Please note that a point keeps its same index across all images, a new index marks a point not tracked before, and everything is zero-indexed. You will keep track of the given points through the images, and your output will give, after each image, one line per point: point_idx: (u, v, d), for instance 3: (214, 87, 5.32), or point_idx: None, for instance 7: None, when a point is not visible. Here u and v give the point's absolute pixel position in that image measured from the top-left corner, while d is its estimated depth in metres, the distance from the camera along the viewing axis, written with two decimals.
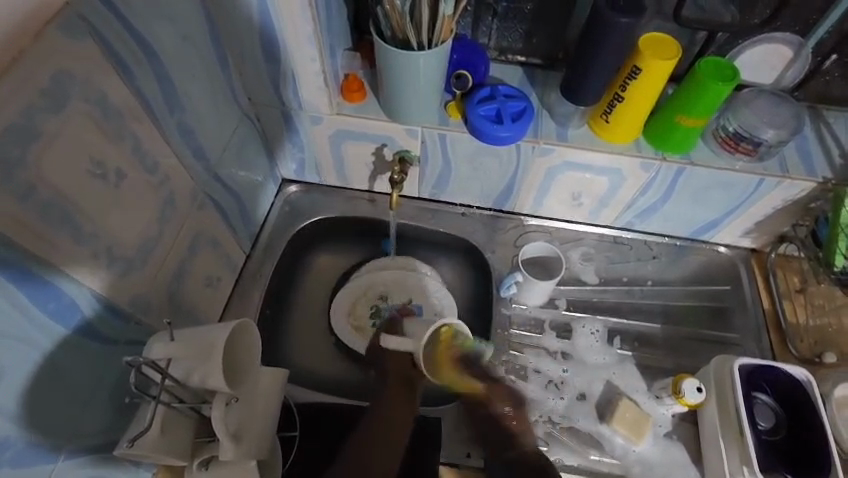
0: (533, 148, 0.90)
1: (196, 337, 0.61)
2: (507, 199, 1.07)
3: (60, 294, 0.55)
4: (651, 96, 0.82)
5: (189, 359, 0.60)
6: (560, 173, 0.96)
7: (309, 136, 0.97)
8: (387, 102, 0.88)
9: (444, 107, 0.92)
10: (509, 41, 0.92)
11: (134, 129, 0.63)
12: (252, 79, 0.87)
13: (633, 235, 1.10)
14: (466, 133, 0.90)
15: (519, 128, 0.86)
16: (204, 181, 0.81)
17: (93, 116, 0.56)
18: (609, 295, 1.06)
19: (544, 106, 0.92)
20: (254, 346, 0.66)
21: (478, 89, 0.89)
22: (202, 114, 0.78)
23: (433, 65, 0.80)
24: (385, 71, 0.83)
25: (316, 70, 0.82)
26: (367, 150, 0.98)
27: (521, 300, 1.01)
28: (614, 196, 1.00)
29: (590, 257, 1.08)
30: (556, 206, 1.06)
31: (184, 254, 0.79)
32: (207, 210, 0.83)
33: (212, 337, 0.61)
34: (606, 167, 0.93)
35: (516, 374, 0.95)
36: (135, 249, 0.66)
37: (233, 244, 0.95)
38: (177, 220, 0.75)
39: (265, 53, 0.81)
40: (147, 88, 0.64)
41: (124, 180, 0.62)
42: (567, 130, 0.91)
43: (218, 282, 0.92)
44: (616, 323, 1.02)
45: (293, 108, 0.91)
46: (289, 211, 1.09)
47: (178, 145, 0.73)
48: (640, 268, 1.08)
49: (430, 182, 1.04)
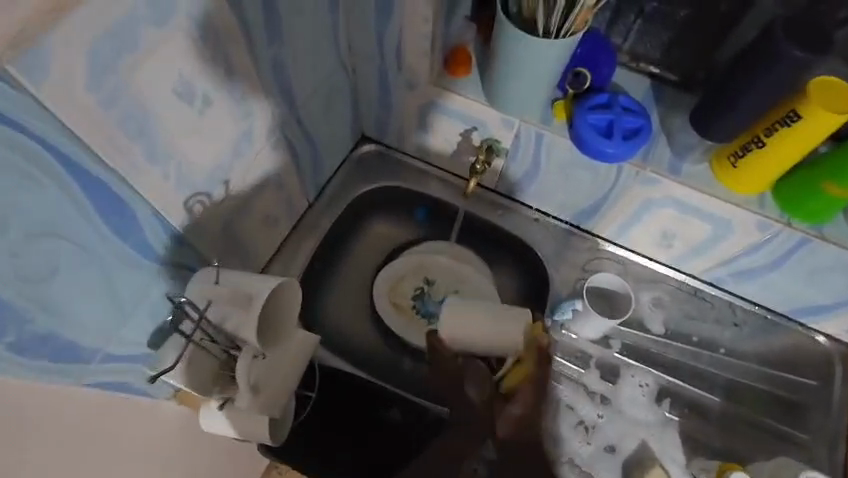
0: (636, 174, 0.80)
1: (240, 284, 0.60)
2: (588, 217, 0.98)
3: (124, 207, 0.54)
4: (799, 151, 0.68)
5: (223, 311, 0.59)
6: (657, 207, 0.86)
7: (400, 101, 0.92)
8: (490, 84, 0.81)
9: (550, 105, 0.83)
10: (645, 45, 0.81)
11: (230, 57, 0.60)
12: (358, 28, 0.82)
13: (718, 292, 0.97)
14: (567, 138, 0.82)
15: (628, 148, 0.76)
16: (285, 125, 0.79)
17: (192, 33, 0.53)
18: (670, 350, 0.95)
19: (663, 129, 0.81)
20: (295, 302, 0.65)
21: (593, 93, 0.79)
22: (300, 54, 0.74)
23: (555, 58, 0.71)
24: (497, 52, 0.75)
25: (426, 34, 0.76)
26: (455, 130, 0.93)
27: (572, 328, 0.93)
28: (711, 248, 0.89)
29: (661, 303, 0.98)
30: (641, 238, 0.96)
31: (251, 190, 0.78)
32: (281, 154, 0.82)
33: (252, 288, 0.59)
34: (713, 216, 0.81)
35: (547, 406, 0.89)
36: (205, 177, 0.65)
37: (298, 191, 0.94)
38: (251, 157, 0.74)
39: (379, 4, 0.75)
40: (253, 15, 0.61)
41: (209, 106, 0.60)
42: (681, 164, 0.79)
43: (275, 225, 0.92)
44: (671, 382, 0.93)
45: (391, 68, 0.86)
46: (359, 171, 1.07)
47: (269, 82, 0.70)
48: (714, 331, 0.97)
49: (510, 179, 0.98)
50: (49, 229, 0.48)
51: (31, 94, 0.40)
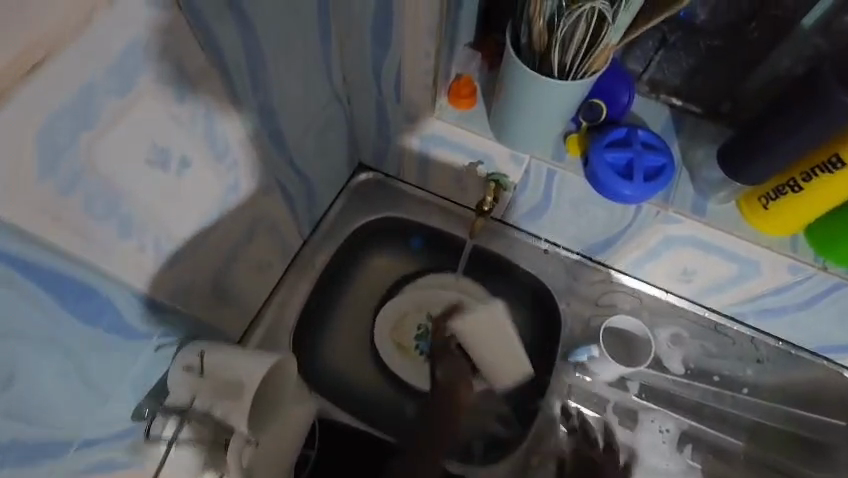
0: (657, 213, 0.74)
1: (229, 367, 0.56)
2: (601, 250, 0.92)
3: (95, 293, 0.48)
4: (840, 196, 0.63)
5: (213, 400, 0.55)
6: (679, 245, 0.80)
7: (400, 133, 0.86)
8: (497, 119, 0.74)
9: (563, 139, 0.76)
10: (665, 74, 0.74)
11: (211, 114, 0.54)
12: (352, 60, 0.75)
13: (741, 327, 0.92)
14: (581, 175, 0.75)
15: (648, 189, 0.70)
16: (276, 169, 0.73)
17: (164, 96, 0.46)
18: (691, 391, 0.90)
19: (686, 165, 0.74)
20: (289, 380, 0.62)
21: (609, 129, 0.73)
22: (290, 95, 0.67)
23: (568, 98, 0.64)
24: (506, 89, 0.68)
25: (428, 69, 0.70)
26: (458, 163, 0.86)
27: (587, 369, 0.88)
28: (734, 285, 0.83)
29: (679, 341, 0.93)
30: (659, 272, 0.90)
31: (240, 241, 0.72)
32: (273, 198, 0.75)
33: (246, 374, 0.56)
34: (740, 257, 0.76)
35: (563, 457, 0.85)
36: (188, 240, 0.59)
37: (293, 230, 0.88)
38: (240, 209, 0.67)
39: (375, 37, 0.69)
40: (235, 64, 0.54)
41: (189, 168, 0.54)
42: (706, 202, 0.73)
43: (269, 270, 0.86)
44: (692, 426, 0.88)
45: (390, 100, 0.80)
46: (357, 202, 1.00)
47: (256, 129, 0.63)
48: (737, 368, 0.91)
49: (519, 211, 0.91)
50: (14, 337, 0.42)
51: None
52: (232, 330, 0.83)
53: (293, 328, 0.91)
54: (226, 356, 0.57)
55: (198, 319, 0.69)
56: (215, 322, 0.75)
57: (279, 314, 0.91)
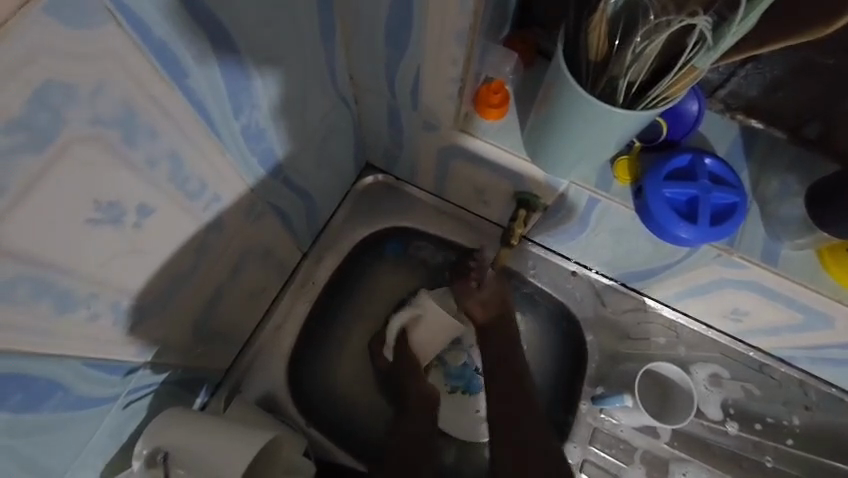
0: (717, 256, 0.62)
1: (195, 457, 0.47)
2: (640, 280, 0.80)
3: (30, 380, 0.39)
4: None
5: None
6: (735, 288, 0.68)
7: (414, 139, 0.73)
8: (532, 137, 0.61)
9: (610, 161, 0.63)
10: (742, 84, 0.61)
11: (177, 149, 0.42)
12: (360, 58, 0.62)
13: (788, 369, 0.82)
14: (629, 208, 0.63)
15: (712, 235, 0.58)
16: (267, 190, 0.61)
17: (106, 141, 0.35)
18: (728, 440, 0.81)
19: (757, 197, 0.62)
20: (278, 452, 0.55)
21: (672, 153, 0.60)
22: (285, 105, 0.55)
23: (627, 128, 0.51)
24: (546, 108, 0.55)
25: (454, 75, 0.57)
26: (482, 177, 0.73)
27: (613, 414, 0.80)
28: (794, 333, 0.72)
29: (719, 382, 0.83)
30: (701, 308, 0.79)
31: (227, 275, 0.62)
32: (265, 222, 0.65)
33: (222, 465, 0.47)
34: (812, 309, 0.64)
35: None
36: (156, 292, 0.49)
37: (289, 248, 0.77)
38: (223, 243, 0.57)
39: (388, 35, 0.56)
40: (208, 87, 0.42)
41: (150, 216, 0.43)
42: (778, 247, 0.61)
43: (262, 293, 0.76)
44: None
45: (404, 105, 0.67)
46: (363, 209, 0.88)
47: (239, 152, 0.52)
48: (781, 415, 0.82)
49: (548, 231, 0.79)
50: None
51: None
52: (220, 361, 0.74)
53: (289, 352, 0.81)
54: (194, 444, 0.48)
55: (175, 365, 0.60)
56: (199, 359, 0.66)
57: (274, 338, 0.81)
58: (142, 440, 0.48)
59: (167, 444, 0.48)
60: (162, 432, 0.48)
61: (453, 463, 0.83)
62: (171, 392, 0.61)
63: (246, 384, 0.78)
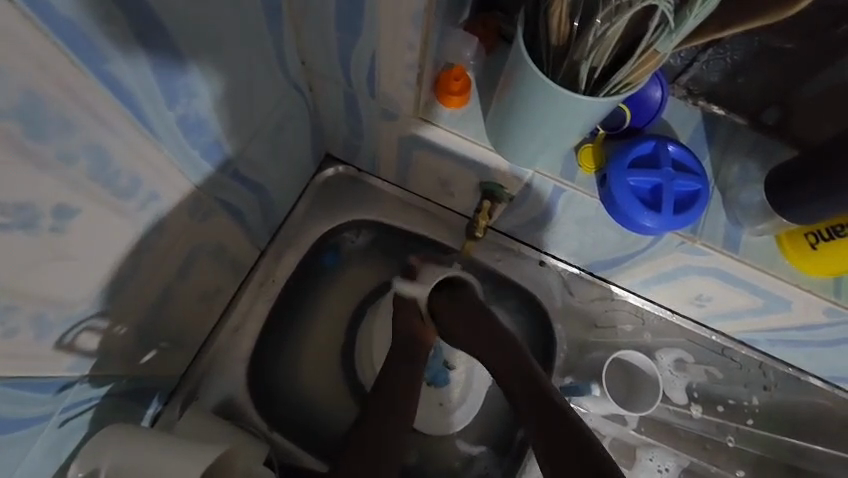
0: (680, 244, 0.62)
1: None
2: (607, 268, 0.80)
3: None
4: None
5: None
6: (698, 274, 0.68)
7: (374, 129, 0.70)
8: (494, 125, 0.59)
9: (575, 149, 0.62)
10: (704, 70, 0.60)
11: (100, 143, 0.38)
12: (312, 43, 0.58)
13: (748, 351, 0.84)
14: (594, 197, 0.62)
15: (676, 223, 0.57)
16: (214, 186, 0.57)
17: (7, 135, 0.31)
18: (692, 423, 0.82)
19: (718, 184, 0.62)
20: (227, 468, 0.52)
21: (635, 141, 0.59)
22: (229, 94, 0.51)
23: (590, 115, 0.49)
24: (507, 97, 0.53)
25: (411, 61, 0.54)
26: (446, 167, 0.71)
27: (583, 403, 0.79)
28: (754, 317, 0.74)
29: (684, 367, 0.84)
30: (665, 294, 0.80)
31: (172, 278, 0.57)
32: (215, 219, 0.60)
33: None
34: (771, 293, 0.65)
35: None
36: (87, 299, 0.45)
37: (245, 245, 0.73)
38: (165, 243, 0.53)
39: (339, 17, 0.52)
40: (132, 72, 0.38)
41: (72, 216, 0.39)
42: (739, 233, 0.61)
43: (217, 294, 0.72)
44: (694, 463, 0.81)
45: (361, 93, 0.63)
46: (325, 201, 0.85)
47: (178, 145, 0.47)
48: (742, 396, 0.84)
49: (515, 222, 0.78)
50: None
51: None
52: (172, 368, 0.69)
53: (250, 353, 0.77)
54: (138, 460, 0.45)
55: (117, 377, 0.56)
56: (147, 368, 0.62)
57: (233, 341, 0.77)
58: (77, 462, 0.45)
59: (104, 461, 0.45)
60: (98, 451, 0.45)
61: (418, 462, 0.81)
62: (116, 405, 0.57)
63: (204, 391, 0.74)
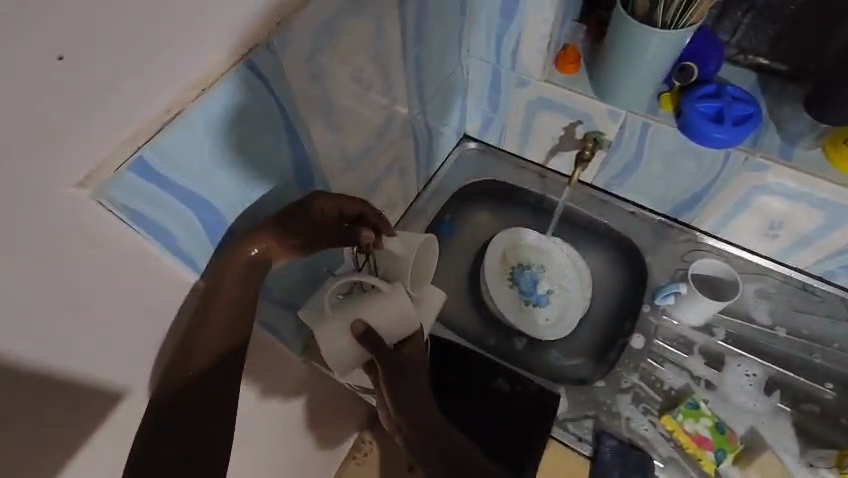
0: (746, 160, 0.83)
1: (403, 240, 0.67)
2: (689, 209, 0.99)
3: (306, 169, 0.66)
4: None
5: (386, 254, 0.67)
6: (764, 193, 0.87)
7: (509, 97, 1.01)
8: (601, 78, 0.88)
9: (656, 97, 0.88)
10: (752, 41, 0.86)
11: (388, 52, 0.72)
12: (477, 35, 0.93)
13: (829, 287, 0.96)
14: (674, 127, 0.86)
15: (737, 134, 0.80)
16: (414, 115, 0.89)
17: (370, 29, 0.65)
18: (778, 341, 0.94)
19: (772, 118, 0.84)
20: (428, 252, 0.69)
21: (701, 85, 0.85)
22: (435, 53, 0.85)
23: (667, 47, 0.78)
24: (609, 48, 0.84)
25: (543, 34, 0.86)
26: (559, 124, 0.99)
27: (674, 314, 0.96)
28: (821, 238, 0.89)
29: (766, 295, 0.97)
30: (743, 229, 0.96)
31: (381, 173, 0.88)
32: (408, 142, 0.92)
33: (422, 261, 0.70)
34: (827, 201, 0.82)
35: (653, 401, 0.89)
36: (356, 152, 0.77)
37: (413, 178, 1.03)
38: (386, 141, 0.84)
39: (502, 10, 0.86)
40: (410, 18, 0.73)
41: (370, 89, 0.72)
42: (793, 149, 0.82)
43: (393, 210, 1.01)
44: (780, 374, 0.92)
45: (505, 67, 0.95)
46: (462, 165, 1.13)
47: (410, 74, 0.81)
48: (826, 326, 0.94)
49: (611, 171, 1.01)
50: (256, 214, 0.60)
51: (279, 63, 0.52)
52: None
53: None
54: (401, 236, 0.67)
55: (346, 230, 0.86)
56: None
57: None
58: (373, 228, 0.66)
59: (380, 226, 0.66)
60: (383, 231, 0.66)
61: (524, 349, 1.03)
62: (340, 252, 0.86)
63: None
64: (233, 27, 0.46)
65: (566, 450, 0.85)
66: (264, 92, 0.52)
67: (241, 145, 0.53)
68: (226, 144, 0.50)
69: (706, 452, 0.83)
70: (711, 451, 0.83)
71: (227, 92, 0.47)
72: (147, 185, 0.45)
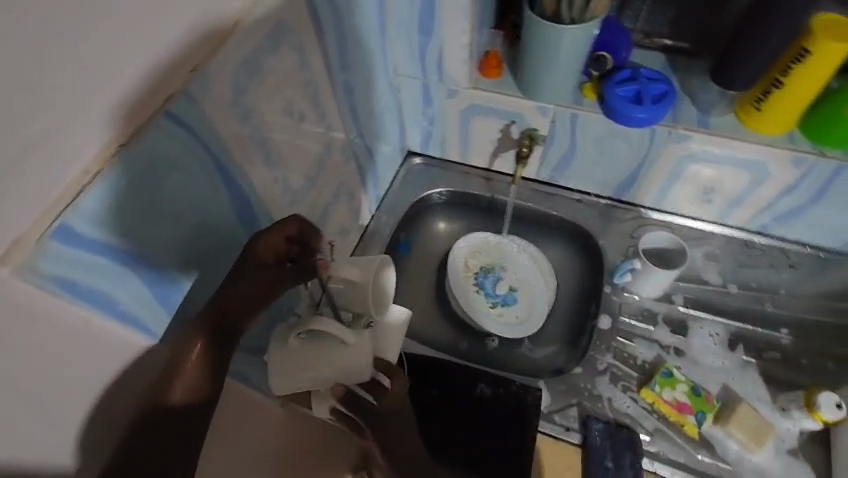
0: (669, 134, 0.88)
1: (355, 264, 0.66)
2: (629, 188, 1.03)
3: (249, 208, 0.64)
4: (813, 87, 0.78)
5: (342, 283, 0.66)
6: (692, 162, 0.92)
7: (442, 108, 1.03)
8: (525, 78, 0.92)
9: (579, 88, 0.93)
10: (654, 26, 0.94)
11: (315, 81, 0.73)
12: (401, 54, 0.95)
13: (768, 240, 1.01)
14: (600, 113, 0.90)
15: (657, 111, 0.85)
16: (352, 139, 0.90)
17: (292, 61, 0.66)
18: (731, 298, 0.99)
19: (686, 92, 0.90)
20: (390, 279, 0.68)
21: (617, 71, 0.90)
22: (362, 76, 0.86)
23: (579, 40, 0.82)
24: (527, 48, 0.87)
25: (464, 44, 0.89)
26: (495, 127, 1.02)
27: (634, 289, 0.99)
28: (751, 196, 0.94)
29: (714, 257, 1.02)
30: (680, 199, 1.01)
31: (328, 201, 0.88)
32: (351, 166, 0.93)
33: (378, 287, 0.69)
34: (749, 160, 0.88)
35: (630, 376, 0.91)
36: (299, 184, 0.76)
37: (362, 201, 1.03)
38: (329, 168, 0.84)
39: (420, 27, 0.88)
40: (331, 45, 0.74)
41: (302, 120, 0.72)
42: (709, 118, 0.88)
43: (348, 236, 1.00)
44: (739, 328, 0.96)
45: (433, 80, 0.98)
46: (409, 181, 1.14)
47: (341, 99, 0.82)
48: (772, 276, 1.00)
49: (551, 163, 1.05)
50: (206, 266, 0.57)
51: (201, 108, 0.52)
52: None
53: None
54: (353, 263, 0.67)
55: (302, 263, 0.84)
56: None
57: None
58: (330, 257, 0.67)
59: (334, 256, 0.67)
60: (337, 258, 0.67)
61: (496, 348, 1.03)
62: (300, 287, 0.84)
63: None
64: (147, 78, 0.46)
65: (555, 440, 0.85)
66: (190, 138, 0.51)
67: (178, 197, 0.52)
68: (160, 198, 0.49)
69: (687, 416, 0.85)
70: (691, 414, 0.85)
71: (150, 143, 0.46)
72: (77, 253, 0.43)
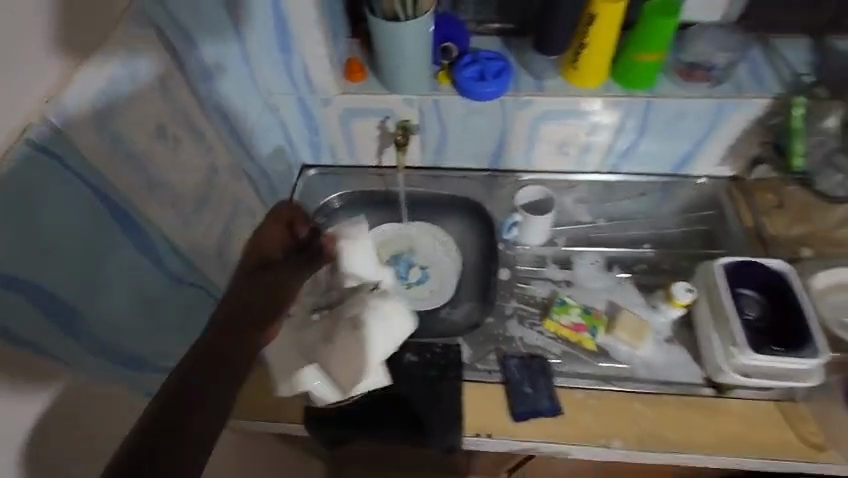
0: (513, 102, 1.04)
1: None
2: (500, 157, 1.17)
3: (139, 230, 0.68)
4: (609, 41, 0.97)
5: None
6: (540, 122, 1.08)
7: (321, 116, 1.11)
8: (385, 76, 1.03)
9: (435, 76, 1.05)
10: (484, 15, 1.10)
11: (184, 104, 0.78)
12: (270, 73, 1.03)
13: (618, 176, 1.18)
14: (455, 95, 1.04)
15: (500, 84, 1.01)
16: (238, 156, 0.96)
17: (154, 88, 0.71)
18: (602, 229, 1.17)
19: (521, 65, 1.06)
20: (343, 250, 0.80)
21: (462, 58, 1.04)
22: (235, 97, 0.93)
23: (419, 34, 0.94)
24: (378, 49, 0.99)
25: (322, 54, 0.99)
26: (372, 125, 1.12)
27: (523, 240, 1.13)
28: (595, 142, 1.11)
29: (583, 199, 1.18)
30: (543, 157, 1.16)
31: (229, 217, 0.92)
32: (244, 183, 0.98)
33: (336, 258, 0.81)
34: (581, 111, 1.05)
35: (532, 312, 1.04)
36: (191, 204, 0.81)
37: None
38: (221, 186, 0.90)
39: (279, 45, 0.98)
40: (193, 70, 0.80)
41: (180, 142, 0.77)
42: (543, 82, 1.04)
43: None
44: (614, 253, 1.13)
45: (306, 92, 1.06)
46: (308, 191, 1.21)
47: (217, 120, 0.88)
48: (630, 205, 1.18)
49: (430, 148, 1.16)
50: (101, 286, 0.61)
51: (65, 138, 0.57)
52: None
53: None
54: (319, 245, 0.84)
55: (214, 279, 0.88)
56: None
57: None
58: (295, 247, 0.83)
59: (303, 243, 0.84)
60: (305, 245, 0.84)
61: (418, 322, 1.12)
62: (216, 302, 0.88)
63: None
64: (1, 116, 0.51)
65: (481, 384, 0.94)
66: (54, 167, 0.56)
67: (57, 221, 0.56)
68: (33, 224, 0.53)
69: (583, 334, 0.98)
70: (586, 331, 0.99)
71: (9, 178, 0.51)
72: None
